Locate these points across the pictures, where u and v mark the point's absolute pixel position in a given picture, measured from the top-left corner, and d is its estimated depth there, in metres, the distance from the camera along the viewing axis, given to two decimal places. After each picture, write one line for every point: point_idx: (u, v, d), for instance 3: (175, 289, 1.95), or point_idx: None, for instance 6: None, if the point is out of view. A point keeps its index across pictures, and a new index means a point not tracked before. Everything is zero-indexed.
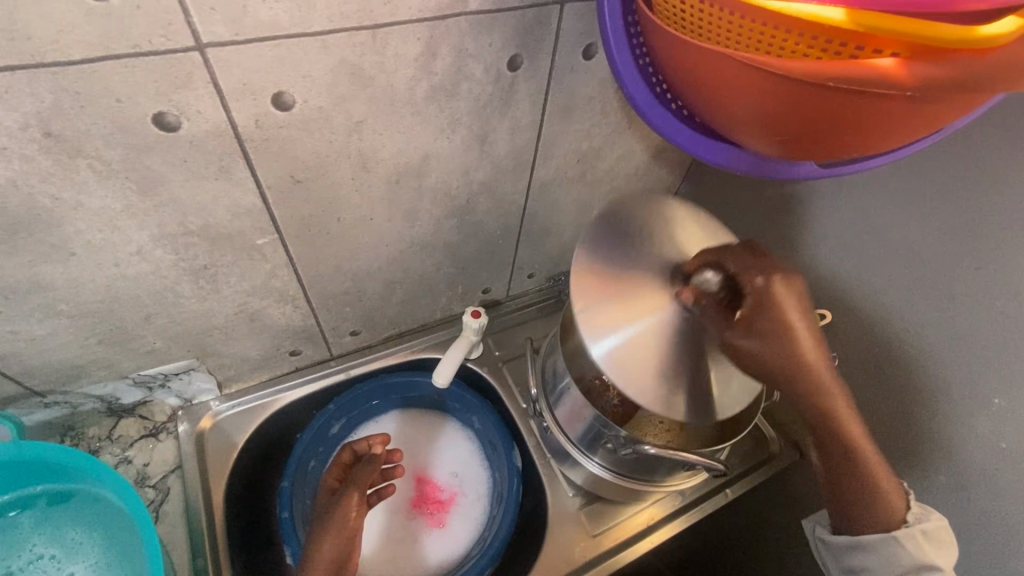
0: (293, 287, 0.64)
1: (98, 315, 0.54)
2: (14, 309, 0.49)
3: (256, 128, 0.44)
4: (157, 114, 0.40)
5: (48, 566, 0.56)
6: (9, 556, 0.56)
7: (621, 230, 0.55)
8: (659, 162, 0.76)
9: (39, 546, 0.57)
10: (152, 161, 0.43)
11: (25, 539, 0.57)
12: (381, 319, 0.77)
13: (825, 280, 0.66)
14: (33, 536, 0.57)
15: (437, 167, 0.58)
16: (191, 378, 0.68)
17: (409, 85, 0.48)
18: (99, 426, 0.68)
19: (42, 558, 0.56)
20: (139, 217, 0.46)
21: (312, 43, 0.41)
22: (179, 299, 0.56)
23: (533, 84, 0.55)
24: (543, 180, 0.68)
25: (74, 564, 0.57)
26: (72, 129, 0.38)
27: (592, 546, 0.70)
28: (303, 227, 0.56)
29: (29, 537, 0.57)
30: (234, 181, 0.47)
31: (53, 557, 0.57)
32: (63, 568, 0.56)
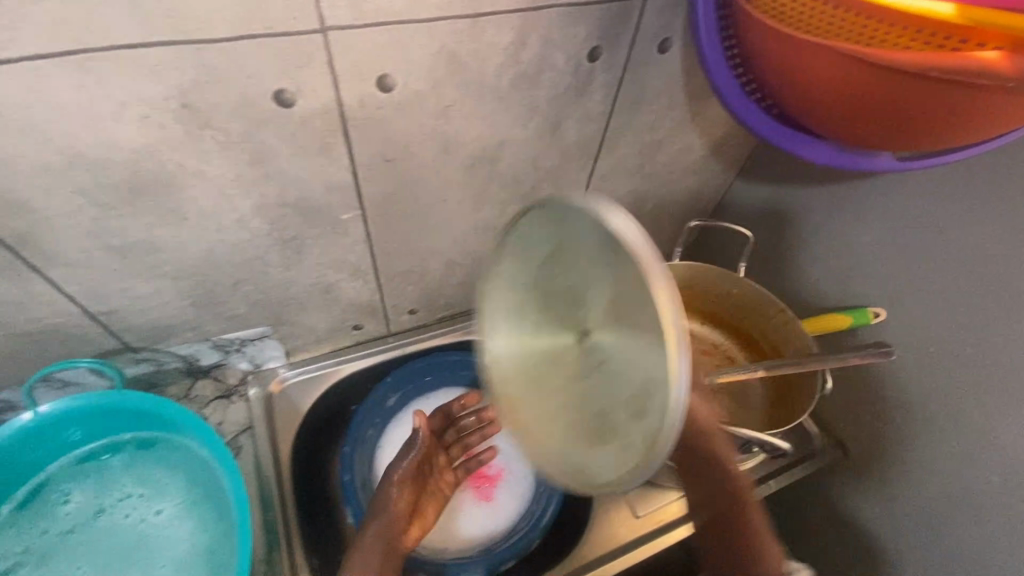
0: (366, 263, 0.67)
1: (197, 279, 0.58)
2: (129, 268, 0.53)
3: (359, 107, 0.48)
4: (278, 90, 0.44)
5: (137, 504, 0.62)
6: (101, 494, 0.62)
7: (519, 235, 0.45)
8: (716, 158, 0.77)
9: (127, 486, 0.63)
10: (267, 135, 0.47)
11: (115, 480, 0.63)
12: (438, 299, 0.80)
13: (881, 279, 0.67)
14: (122, 478, 0.63)
15: (510, 152, 0.61)
16: (264, 345, 0.72)
17: (498, 72, 0.51)
18: (179, 384, 0.73)
19: (130, 497, 0.62)
20: (246, 187, 0.50)
21: (420, 29, 0.44)
22: (267, 268, 0.61)
23: (608, 76, 0.57)
24: (605, 170, 0.70)
25: (160, 503, 0.62)
26: (204, 102, 0.42)
27: (637, 524, 0.72)
28: (383, 205, 0.60)
29: (118, 479, 0.63)
30: (332, 158, 0.51)
31: (140, 496, 0.62)
32: (151, 506, 0.62)
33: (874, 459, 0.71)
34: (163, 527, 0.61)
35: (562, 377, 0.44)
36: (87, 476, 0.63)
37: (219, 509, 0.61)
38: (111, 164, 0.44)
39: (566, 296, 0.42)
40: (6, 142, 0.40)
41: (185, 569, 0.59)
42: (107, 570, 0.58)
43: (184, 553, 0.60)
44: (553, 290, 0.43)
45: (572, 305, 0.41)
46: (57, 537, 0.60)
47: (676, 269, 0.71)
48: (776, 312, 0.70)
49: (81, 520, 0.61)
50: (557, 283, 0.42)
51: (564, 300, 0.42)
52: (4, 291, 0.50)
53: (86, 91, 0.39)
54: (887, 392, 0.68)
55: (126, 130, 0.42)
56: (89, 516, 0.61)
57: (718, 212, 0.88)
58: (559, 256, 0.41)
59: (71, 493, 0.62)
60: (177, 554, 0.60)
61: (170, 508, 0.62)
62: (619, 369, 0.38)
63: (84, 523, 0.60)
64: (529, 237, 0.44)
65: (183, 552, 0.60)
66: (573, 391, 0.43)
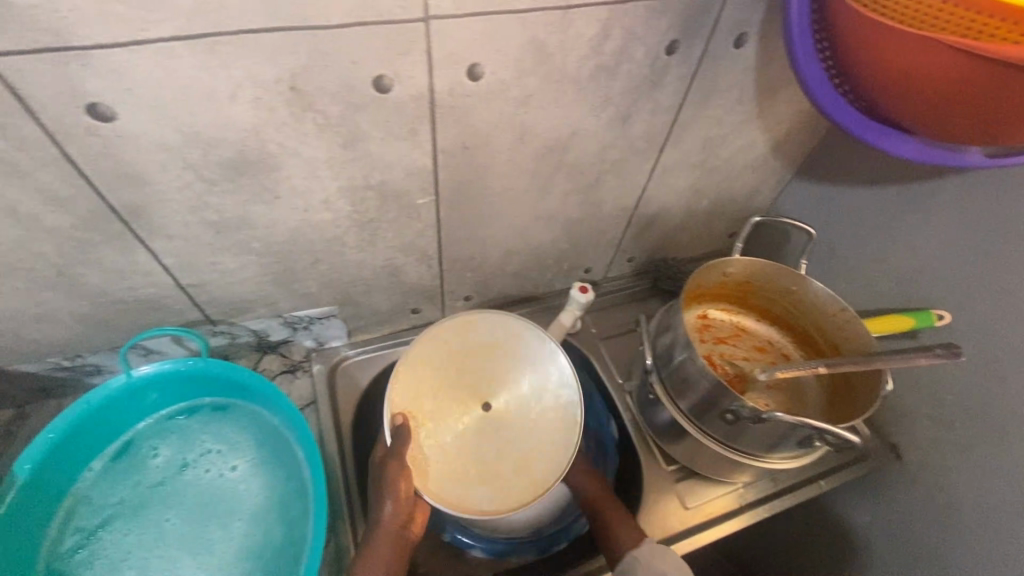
0: (431, 248, 0.69)
1: (279, 256, 0.61)
2: (220, 242, 0.56)
3: (449, 94, 0.50)
4: (377, 76, 0.46)
5: (216, 459, 0.66)
6: (183, 449, 0.66)
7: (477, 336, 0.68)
8: (777, 155, 0.77)
9: (206, 442, 0.67)
10: (361, 118, 0.49)
11: (195, 436, 0.67)
12: (493, 288, 0.82)
13: (947, 281, 0.65)
14: (201, 435, 0.67)
15: (580, 143, 0.62)
16: (329, 324, 0.75)
17: (579, 63, 0.53)
18: (249, 358, 0.77)
19: (210, 452, 0.66)
20: (336, 168, 0.53)
21: (514, 20, 0.47)
22: (343, 248, 0.63)
23: (683, 69, 0.58)
24: (668, 163, 0.71)
25: (236, 458, 0.66)
26: (310, 86, 0.45)
27: (687, 516, 0.72)
28: (456, 191, 0.62)
29: (198, 435, 0.67)
30: (417, 143, 0.54)
31: (218, 452, 0.66)
32: (229, 461, 0.66)
33: (930, 465, 0.70)
34: (242, 481, 0.65)
35: (472, 439, 0.64)
36: (169, 433, 0.67)
37: (291, 467, 0.65)
38: (221, 141, 0.46)
39: (478, 377, 0.67)
40: (134, 118, 0.42)
41: (264, 520, 0.63)
42: (193, 521, 0.62)
43: (262, 505, 0.64)
44: (478, 374, 0.67)
45: (484, 389, 0.67)
46: (145, 489, 0.64)
47: (735, 264, 0.72)
48: (838, 311, 0.69)
49: (167, 474, 0.64)
50: (487, 369, 0.67)
51: (494, 375, 0.67)
52: (111, 260, 0.54)
53: (210, 71, 0.41)
54: (948, 396, 0.67)
55: (239, 110, 0.45)
56: (173, 469, 0.65)
57: (773, 210, 0.87)
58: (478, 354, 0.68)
59: (155, 448, 0.66)
60: (256, 506, 0.63)
61: (247, 464, 0.66)
62: (524, 426, 0.65)
63: (169, 476, 0.64)
64: (472, 330, 0.68)
65: (261, 504, 0.64)
66: (473, 463, 0.63)
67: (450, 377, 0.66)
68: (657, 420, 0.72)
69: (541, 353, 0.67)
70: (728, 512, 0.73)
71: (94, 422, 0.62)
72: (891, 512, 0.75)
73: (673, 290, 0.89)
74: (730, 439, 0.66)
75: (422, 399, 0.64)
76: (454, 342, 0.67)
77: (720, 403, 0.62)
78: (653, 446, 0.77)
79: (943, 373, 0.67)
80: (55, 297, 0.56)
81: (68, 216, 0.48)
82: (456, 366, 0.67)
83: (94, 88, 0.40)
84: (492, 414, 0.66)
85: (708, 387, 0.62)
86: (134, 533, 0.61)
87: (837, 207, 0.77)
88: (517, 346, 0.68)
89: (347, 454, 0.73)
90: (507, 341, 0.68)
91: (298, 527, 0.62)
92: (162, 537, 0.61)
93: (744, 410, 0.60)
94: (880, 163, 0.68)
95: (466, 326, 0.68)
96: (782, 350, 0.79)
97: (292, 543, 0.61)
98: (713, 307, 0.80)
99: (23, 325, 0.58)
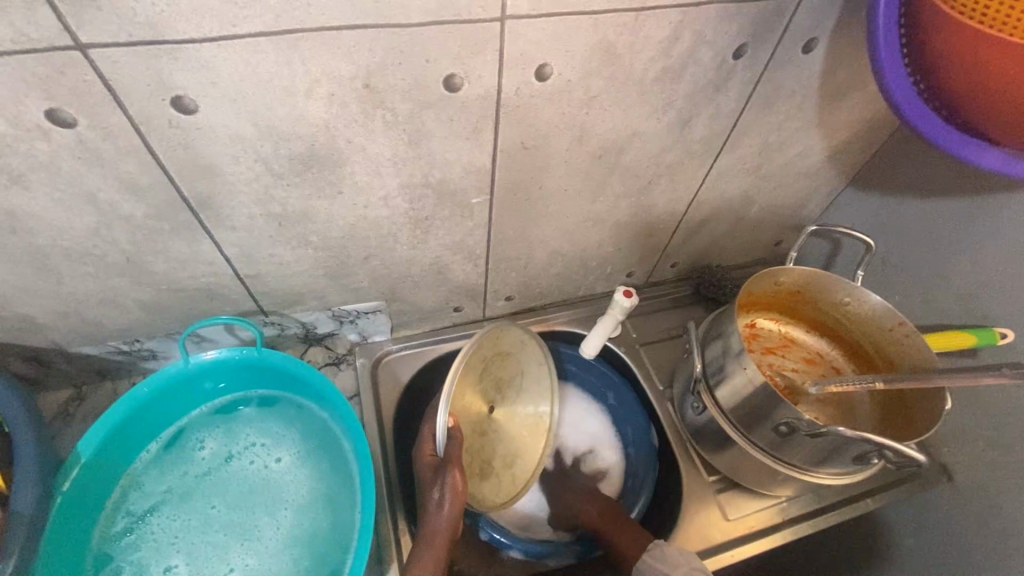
0: (480, 247, 0.69)
1: (335, 249, 0.62)
2: (281, 235, 0.57)
3: (515, 95, 0.50)
4: (448, 76, 0.47)
5: (260, 452, 0.67)
6: (228, 442, 0.67)
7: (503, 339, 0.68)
8: (832, 163, 0.75)
9: (251, 436, 0.68)
10: (429, 117, 0.49)
11: (240, 430, 0.68)
12: (535, 288, 0.81)
13: (1012, 299, 0.63)
14: (246, 428, 0.68)
15: (637, 146, 0.61)
16: (374, 319, 0.76)
17: (647, 65, 0.52)
18: (294, 349, 0.78)
19: (254, 445, 0.67)
20: (398, 165, 0.53)
21: (587, 21, 0.46)
22: (395, 244, 0.64)
23: (748, 74, 0.57)
24: (722, 169, 0.69)
25: (280, 451, 0.67)
26: (383, 84, 0.45)
27: (728, 529, 0.71)
28: (510, 191, 0.62)
29: (243, 429, 0.68)
30: (478, 142, 0.54)
31: (263, 446, 0.67)
32: (273, 454, 0.67)
33: (985, 488, 0.68)
34: (288, 472, 0.66)
35: (477, 436, 0.67)
36: (215, 425, 0.68)
37: (335, 461, 0.66)
38: (293, 136, 0.47)
39: (494, 381, 0.70)
40: (214, 111, 0.43)
41: (307, 513, 0.64)
42: (238, 510, 0.63)
43: (306, 497, 0.64)
44: (496, 380, 0.70)
45: (497, 392, 0.70)
46: (192, 479, 0.65)
47: (788, 274, 0.70)
48: (896, 325, 0.67)
49: (213, 464, 0.66)
50: (503, 375, 0.71)
51: (507, 382, 0.71)
52: (177, 248, 0.55)
53: (291, 66, 0.42)
54: (1008, 418, 0.65)
55: (313, 105, 0.45)
56: (219, 461, 0.66)
57: (823, 219, 0.85)
58: (497, 358, 0.69)
59: (202, 440, 0.67)
60: (299, 499, 0.64)
61: (290, 456, 0.67)
62: (517, 429, 0.71)
63: (215, 467, 0.66)
64: (502, 339, 0.68)
65: (304, 497, 0.64)
66: (477, 457, 0.67)
67: (477, 377, 0.66)
68: (701, 430, 0.71)
69: (544, 372, 0.73)
70: (769, 526, 0.72)
71: (146, 410, 0.63)
72: (939, 535, 0.73)
73: (717, 297, 0.88)
74: (776, 451, 0.65)
75: (462, 402, 0.64)
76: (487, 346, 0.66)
77: (774, 415, 0.60)
78: (694, 456, 0.76)
79: (1004, 394, 0.65)
80: (121, 283, 0.57)
81: (142, 204, 0.49)
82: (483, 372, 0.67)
83: (180, 80, 0.41)
84: (496, 415, 0.70)
85: (763, 399, 0.60)
86: (180, 519, 0.62)
87: (894, 218, 0.74)
88: (526, 359, 0.73)
89: (389, 448, 0.73)
90: (521, 352, 0.72)
91: (341, 522, 0.63)
92: (208, 525, 0.62)
93: (800, 424, 0.58)
94: (945, 174, 0.66)
95: (499, 335, 0.67)
96: (832, 364, 0.77)
97: (334, 538, 0.62)
98: (762, 317, 0.79)
99: (89, 309, 0.59)
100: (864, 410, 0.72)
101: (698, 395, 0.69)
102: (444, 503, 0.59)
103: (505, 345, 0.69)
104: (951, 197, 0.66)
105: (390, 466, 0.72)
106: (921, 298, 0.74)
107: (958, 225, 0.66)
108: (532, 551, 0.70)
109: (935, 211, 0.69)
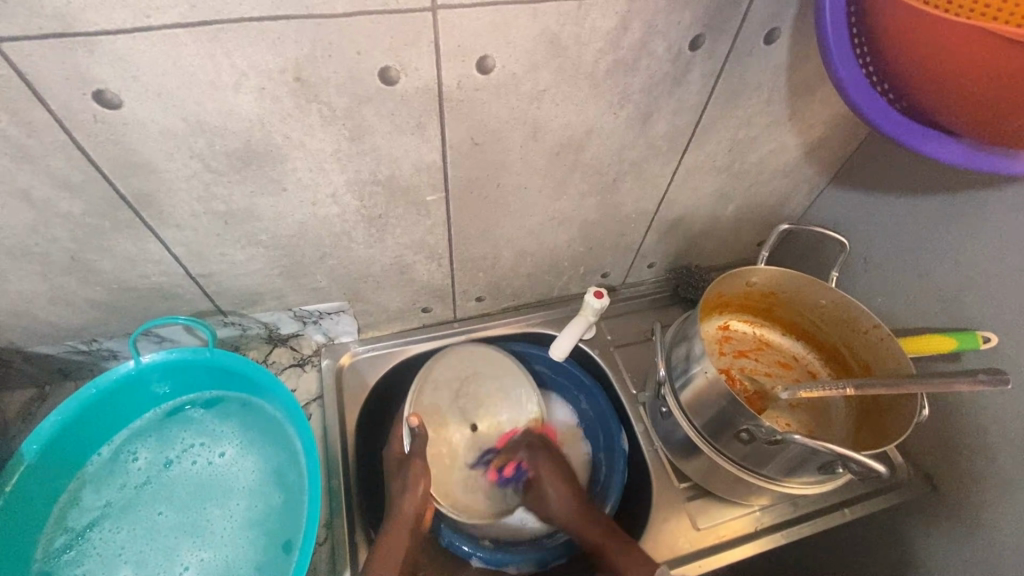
0: (442, 247, 0.66)
1: (288, 248, 0.60)
2: (228, 233, 0.56)
3: (457, 88, 0.49)
4: (383, 69, 0.46)
5: (200, 451, 0.66)
6: (164, 448, 0.67)
7: (461, 367, 0.74)
8: (811, 160, 0.72)
9: (187, 438, 0.67)
10: (368, 112, 0.48)
11: (176, 433, 0.68)
12: (505, 290, 0.78)
13: (992, 300, 0.60)
14: (182, 431, 0.68)
15: (597, 142, 0.59)
16: (338, 319, 0.73)
17: (596, 57, 0.50)
18: (259, 349, 0.76)
19: (193, 446, 0.67)
20: (343, 161, 0.52)
21: (526, 11, 0.45)
22: (351, 244, 0.62)
23: (707, 66, 0.55)
24: (692, 166, 0.67)
25: (222, 446, 0.67)
26: (315, 77, 0.44)
27: (695, 538, 0.68)
28: (467, 188, 0.59)
29: (178, 432, 0.68)
30: (425, 138, 0.52)
31: (202, 444, 0.67)
32: (214, 451, 0.67)
33: (970, 501, 0.64)
34: (232, 465, 0.66)
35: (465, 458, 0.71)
36: (152, 433, 0.68)
37: (278, 445, 0.67)
38: (226, 131, 0.46)
39: (474, 400, 0.73)
40: (140, 106, 0.43)
41: (256, 497, 0.64)
42: (186, 510, 0.63)
43: (253, 483, 0.65)
44: (477, 399, 0.73)
45: (473, 411, 0.73)
46: (132, 490, 0.64)
47: (759, 274, 0.68)
48: (871, 328, 0.65)
49: (151, 472, 0.65)
50: (483, 392, 0.74)
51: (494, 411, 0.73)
52: (122, 246, 0.54)
53: (214, 60, 0.41)
54: (992, 426, 0.61)
55: (245, 100, 0.44)
56: (157, 468, 0.65)
57: (807, 217, 0.81)
58: (465, 381, 0.74)
59: (137, 451, 0.66)
60: (247, 486, 0.65)
61: (232, 449, 0.67)
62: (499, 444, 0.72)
63: (154, 475, 0.65)
64: (465, 359, 0.74)
65: (252, 482, 0.65)
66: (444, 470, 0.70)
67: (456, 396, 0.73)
68: (670, 437, 0.69)
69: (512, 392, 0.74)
70: (742, 536, 0.68)
71: (82, 421, 0.63)
72: (921, 547, 0.69)
73: (695, 298, 0.85)
74: (738, 460, 0.63)
75: (433, 402, 0.72)
76: (462, 358, 0.74)
77: (733, 421, 0.59)
78: (666, 464, 0.73)
79: (985, 401, 0.62)
80: (69, 282, 0.57)
81: (79, 202, 0.49)
82: (452, 391, 0.73)
83: (100, 74, 0.40)
84: (483, 431, 0.73)
85: (727, 402, 0.58)
86: (125, 530, 0.62)
87: (875, 217, 0.71)
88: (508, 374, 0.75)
89: (351, 451, 0.71)
90: (497, 370, 0.75)
91: (293, 500, 0.64)
92: (152, 530, 0.62)
93: (760, 430, 0.57)
94: (923, 172, 0.63)
95: (462, 360, 0.74)
96: (808, 367, 0.75)
97: (288, 517, 0.63)
98: (736, 319, 0.77)
99: (40, 308, 0.59)
100: (839, 416, 0.70)
101: (663, 398, 0.67)
102: (405, 491, 0.64)
103: (476, 369, 0.74)
104: (932, 195, 0.63)
105: (351, 470, 0.70)
106: (903, 301, 0.70)
107: (939, 224, 0.64)
108: (493, 560, 0.68)
109: (916, 209, 0.66)
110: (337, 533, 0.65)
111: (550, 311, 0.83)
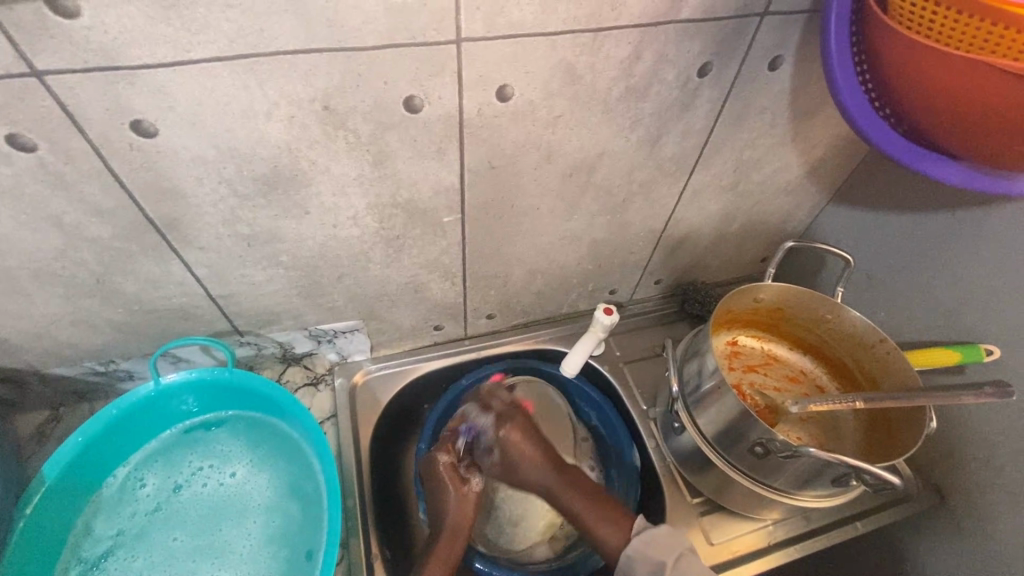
0: (456, 266, 0.68)
1: (307, 269, 0.61)
2: (250, 255, 0.57)
3: (477, 115, 0.51)
4: (408, 97, 0.47)
5: (211, 473, 0.67)
6: (172, 473, 0.66)
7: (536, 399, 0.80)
8: (813, 179, 0.74)
9: (196, 461, 0.67)
10: (391, 138, 0.50)
11: (183, 458, 0.68)
12: (516, 307, 0.79)
13: (993, 314, 0.62)
14: (189, 455, 0.68)
15: (607, 164, 0.61)
16: (352, 338, 0.74)
17: (609, 85, 0.53)
18: (272, 369, 0.77)
19: (203, 468, 0.67)
20: (364, 185, 0.53)
21: (545, 42, 0.47)
22: (368, 264, 0.63)
23: (715, 92, 0.57)
24: (698, 185, 0.69)
25: (232, 466, 0.67)
26: (343, 105, 0.46)
27: (710, 553, 0.68)
28: (482, 209, 0.61)
29: (185, 457, 0.68)
30: (445, 162, 0.54)
31: (212, 465, 0.67)
32: (225, 470, 0.67)
33: (978, 511, 0.65)
34: (243, 484, 0.66)
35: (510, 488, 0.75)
36: (159, 460, 0.67)
37: (289, 461, 0.68)
38: (255, 157, 0.48)
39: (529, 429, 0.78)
40: (174, 134, 0.44)
41: (273, 513, 0.64)
42: (200, 532, 0.63)
43: (268, 500, 0.65)
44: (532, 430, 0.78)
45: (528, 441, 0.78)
46: (143, 517, 0.64)
47: (768, 290, 0.69)
48: (877, 342, 0.66)
49: (162, 498, 0.65)
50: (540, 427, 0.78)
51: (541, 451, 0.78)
52: (147, 268, 0.55)
53: (248, 90, 0.43)
54: (997, 437, 0.63)
55: (274, 128, 0.46)
56: (167, 493, 0.65)
57: (810, 233, 0.83)
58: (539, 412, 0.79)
59: (145, 477, 0.66)
60: (261, 504, 0.65)
61: (243, 467, 0.67)
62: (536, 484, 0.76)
63: (165, 500, 0.65)
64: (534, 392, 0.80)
65: (268, 498, 0.65)
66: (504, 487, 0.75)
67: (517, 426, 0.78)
68: (683, 451, 0.69)
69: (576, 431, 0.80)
70: (756, 550, 0.69)
71: (90, 452, 0.63)
72: (931, 558, 0.70)
73: (702, 313, 0.86)
74: (751, 474, 0.64)
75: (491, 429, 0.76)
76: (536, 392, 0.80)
77: (748, 435, 0.60)
78: (678, 478, 0.73)
79: (991, 412, 0.63)
80: (91, 304, 0.58)
81: (109, 226, 0.50)
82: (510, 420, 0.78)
83: (138, 104, 0.42)
84: None
85: (740, 416, 0.59)
86: (140, 558, 0.61)
87: (876, 233, 0.73)
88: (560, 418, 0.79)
89: (365, 469, 0.71)
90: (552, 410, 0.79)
91: (308, 516, 0.64)
92: (169, 555, 0.61)
93: (775, 444, 0.58)
94: (922, 190, 0.65)
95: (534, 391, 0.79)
96: (816, 382, 0.76)
97: (305, 529, 0.63)
98: (743, 334, 0.78)
99: (62, 330, 0.60)
100: (849, 429, 0.71)
101: (676, 413, 0.67)
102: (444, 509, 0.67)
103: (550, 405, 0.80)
104: (930, 214, 0.65)
105: (366, 491, 0.70)
106: (905, 315, 0.72)
107: (940, 240, 0.65)
108: None
109: (915, 226, 0.68)
110: (354, 551, 0.65)
111: (560, 329, 0.84)
